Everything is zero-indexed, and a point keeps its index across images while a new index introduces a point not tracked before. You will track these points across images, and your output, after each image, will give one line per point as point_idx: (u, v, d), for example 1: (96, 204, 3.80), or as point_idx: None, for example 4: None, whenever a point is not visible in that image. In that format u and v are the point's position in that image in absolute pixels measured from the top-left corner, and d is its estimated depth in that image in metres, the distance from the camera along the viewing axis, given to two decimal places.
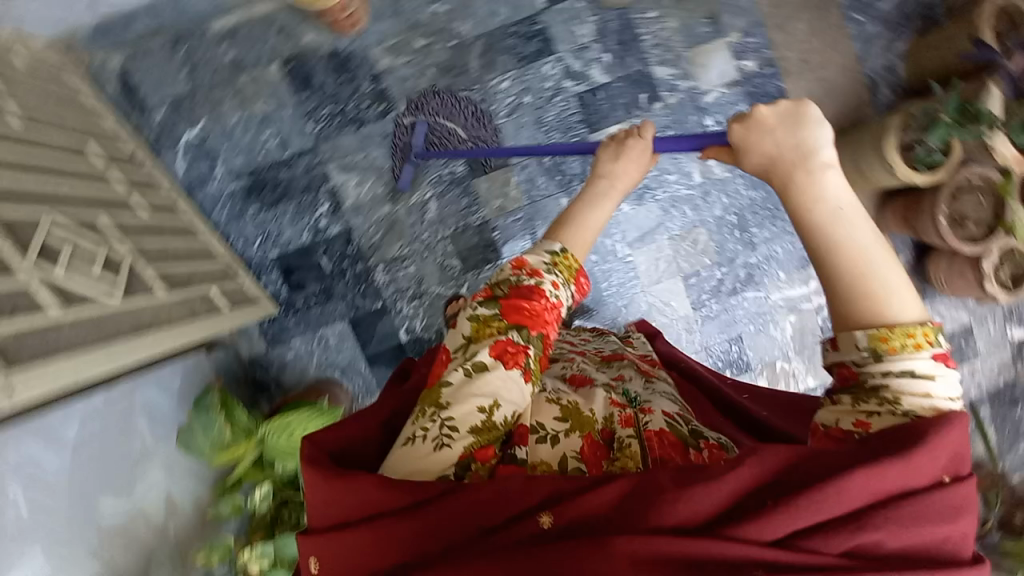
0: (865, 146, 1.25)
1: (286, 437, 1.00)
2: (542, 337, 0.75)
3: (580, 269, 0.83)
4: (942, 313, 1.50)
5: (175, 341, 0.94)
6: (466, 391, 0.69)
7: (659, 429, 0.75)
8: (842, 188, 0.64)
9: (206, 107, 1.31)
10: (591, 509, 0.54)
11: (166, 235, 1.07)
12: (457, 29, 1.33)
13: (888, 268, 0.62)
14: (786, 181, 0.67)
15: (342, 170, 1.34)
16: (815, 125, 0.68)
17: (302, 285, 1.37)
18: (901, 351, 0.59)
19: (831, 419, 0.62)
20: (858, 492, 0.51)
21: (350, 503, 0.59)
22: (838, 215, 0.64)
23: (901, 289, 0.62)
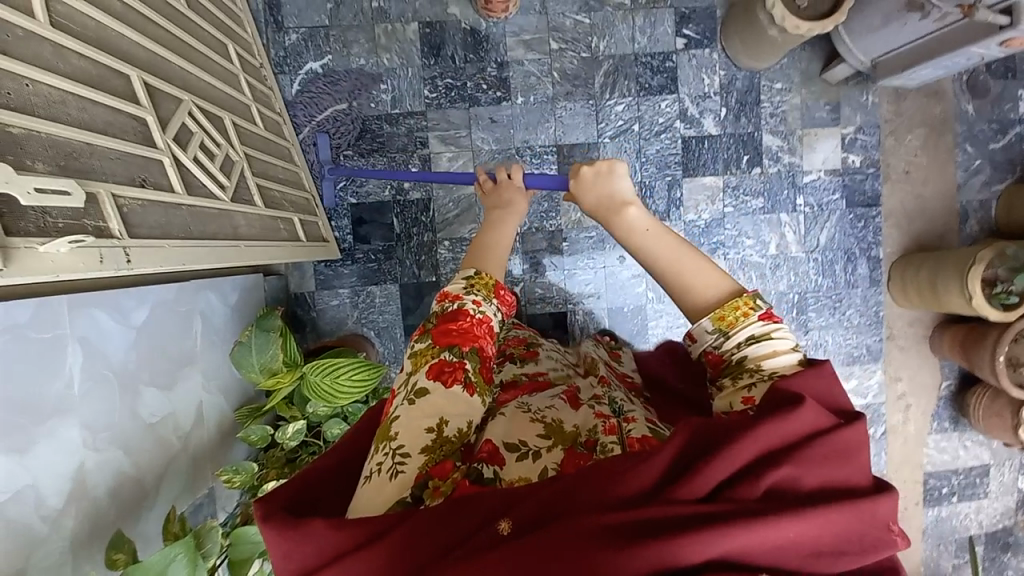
0: (948, 264, 1.26)
1: (331, 379, 0.96)
2: (475, 350, 0.76)
3: (497, 284, 0.85)
4: (970, 449, 1.48)
5: (260, 261, 0.94)
6: (411, 416, 0.69)
7: (641, 435, 0.69)
8: (642, 216, 0.79)
9: (337, 44, 1.32)
10: (546, 493, 0.52)
11: (272, 156, 1.10)
12: (592, 44, 1.35)
13: (697, 273, 0.77)
14: (608, 226, 0.81)
15: (440, 141, 1.35)
16: (620, 177, 0.81)
17: (367, 239, 1.37)
18: (736, 323, 0.72)
19: (725, 406, 0.68)
20: (757, 445, 0.53)
21: (304, 549, 0.54)
22: (648, 237, 0.79)
23: (704, 273, 0.77)
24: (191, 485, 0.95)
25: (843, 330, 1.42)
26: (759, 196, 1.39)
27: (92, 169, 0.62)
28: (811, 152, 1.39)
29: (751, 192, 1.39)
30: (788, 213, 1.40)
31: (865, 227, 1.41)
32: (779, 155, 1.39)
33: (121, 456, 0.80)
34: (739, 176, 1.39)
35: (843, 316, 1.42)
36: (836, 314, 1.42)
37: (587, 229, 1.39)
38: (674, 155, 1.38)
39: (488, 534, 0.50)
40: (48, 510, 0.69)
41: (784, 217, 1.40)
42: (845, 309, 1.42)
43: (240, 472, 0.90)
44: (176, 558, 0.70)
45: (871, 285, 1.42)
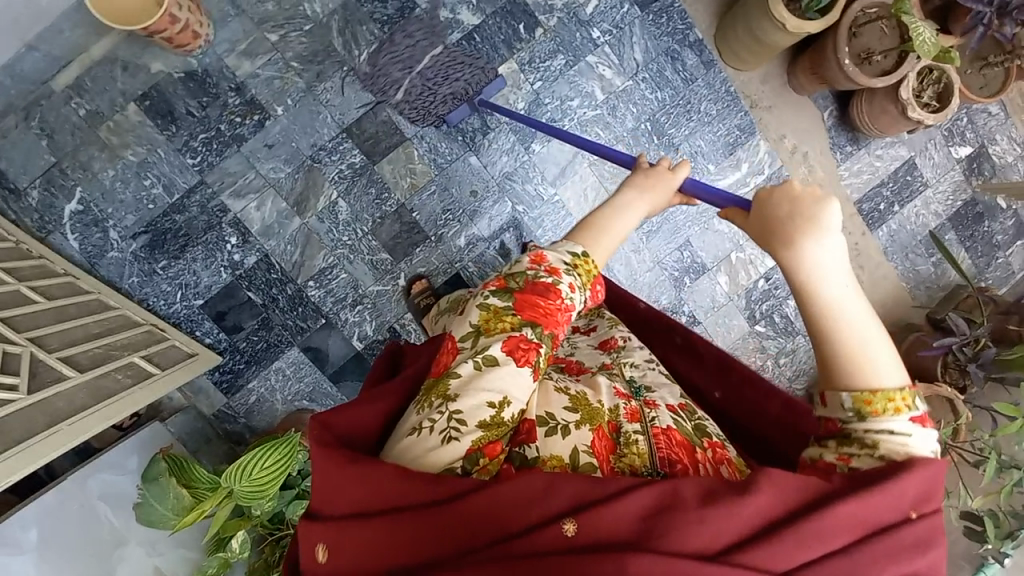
0: (751, 8, 1.20)
1: (247, 480, 0.92)
2: (552, 337, 0.73)
3: (597, 275, 0.80)
4: (884, 154, 1.44)
5: (103, 423, 0.93)
6: (476, 382, 0.66)
7: (665, 427, 0.71)
8: (833, 265, 0.62)
9: (79, 171, 1.21)
10: (611, 524, 0.52)
11: (71, 317, 1.03)
12: (308, 12, 1.22)
13: (879, 349, 0.60)
14: (780, 251, 0.64)
15: (236, 197, 1.25)
16: (826, 207, 0.64)
17: (239, 326, 1.31)
18: (880, 413, 0.59)
19: (817, 453, 0.63)
20: (843, 519, 0.52)
21: (360, 489, 0.58)
22: (831, 287, 0.61)
23: (889, 362, 0.60)
24: None
25: (709, 125, 1.36)
26: (557, 54, 1.30)
27: None
28: None
29: (547, 55, 1.30)
30: (593, 53, 1.31)
31: (670, 19, 1.32)
32: (551, 3, 1.29)
33: None
34: (526, 47, 1.29)
35: (701, 113, 1.35)
36: (693, 115, 1.35)
37: (426, 187, 1.32)
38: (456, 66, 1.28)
39: (544, 534, 0.52)
40: None
41: (592, 58, 1.31)
42: (698, 106, 1.35)
43: None
44: None
45: (708, 70, 1.35)
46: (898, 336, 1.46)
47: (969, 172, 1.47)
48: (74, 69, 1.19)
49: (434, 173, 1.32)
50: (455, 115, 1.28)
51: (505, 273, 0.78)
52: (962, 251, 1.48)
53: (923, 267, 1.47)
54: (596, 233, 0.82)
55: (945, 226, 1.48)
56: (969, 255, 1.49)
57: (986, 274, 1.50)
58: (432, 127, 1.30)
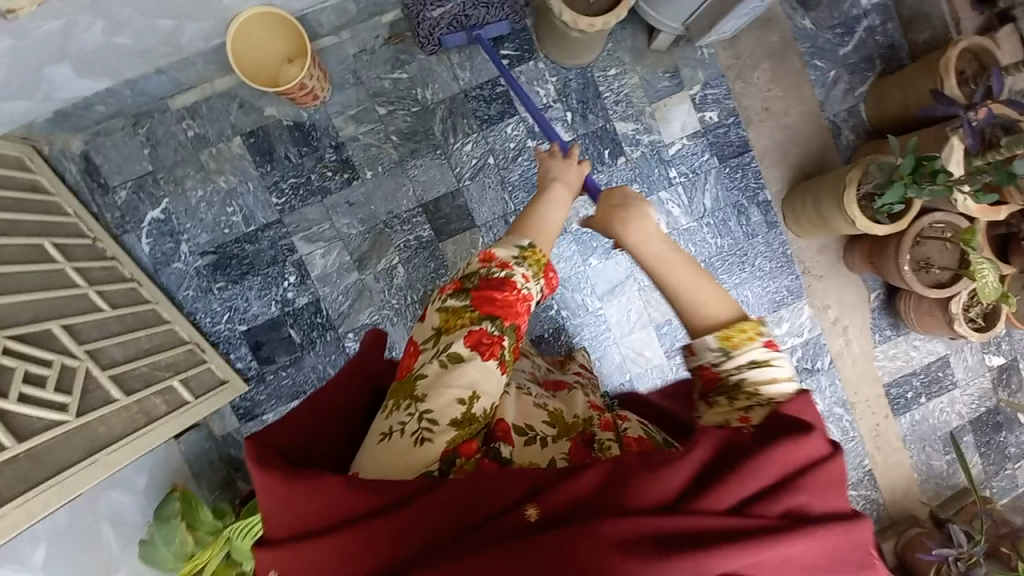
0: (826, 193, 1.27)
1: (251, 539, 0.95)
2: (513, 329, 0.76)
3: (547, 264, 0.83)
4: (920, 346, 1.47)
5: (132, 450, 0.98)
6: (443, 382, 0.71)
7: (638, 435, 0.78)
8: (654, 229, 0.82)
9: (170, 184, 1.29)
10: (572, 494, 0.56)
11: (129, 331, 1.09)
12: (419, 95, 1.32)
13: (704, 283, 0.78)
14: (626, 228, 0.83)
15: (306, 241, 1.32)
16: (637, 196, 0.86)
17: (272, 358, 1.35)
18: (740, 344, 0.72)
19: (721, 420, 0.71)
20: (773, 466, 0.57)
21: (314, 503, 0.60)
22: (664, 250, 0.80)
23: (714, 295, 0.77)
24: None
25: (760, 280, 1.41)
26: (633, 184, 1.37)
27: None
28: (667, 123, 1.37)
29: (624, 182, 1.37)
30: (666, 190, 1.38)
31: (745, 176, 1.40)
32: (638, 137, 1.37)
33: None
34: (607, 172, 1.36)
35: (754, 267, 1.41)
36: (746, 267, 1.41)
37: None
38: (538, 172, 1.36)
39: (510, 516, 0.55)
40: None
41: (664, 194, 1.39)
42: (753, 260, 1.41)
43: None
44: None
45: (770, 229, 1.41)
46: (898, 526, 1.45)
47: (998, 383, 1.49)
48: (195, 95, 1.29)
49: None
50: (451, 39, 1.23)
51: (461, 273, 0.79)
52: (977, 458, 1.48)
53: (937, 464, 1.48)
54: (540, 231, 0.87)
55: (966, 429, 1.49)
56: (984, 464, 1.49)
57: (997, 487, 1.50)
58: (501, 221, 1.37)
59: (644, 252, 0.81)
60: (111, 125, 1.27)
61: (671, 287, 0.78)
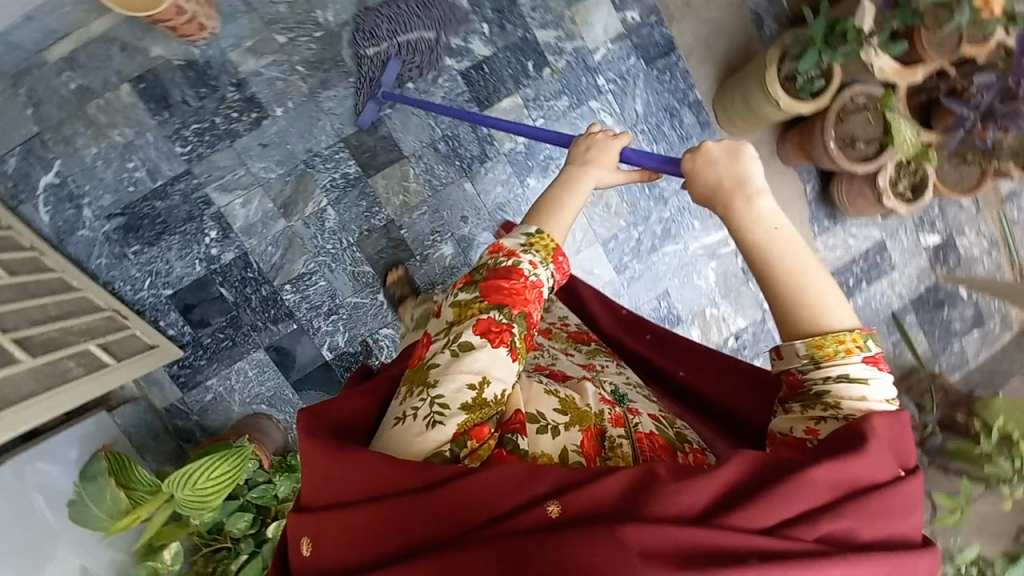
0: (748, 80, 1.25)
1: (191, 489, 0.90)
2: (524, 317, 0.75)
3: (556, 249, 0.80)
4: (857, 234, 1.51)
5: (47, 409, 0.92)
6: (454, 368, 0.69)
7: (648, 432, 0.74)
8: (769, 211, 0.70)
9: (58, 144, 1.18)
10: (595, 497, 0.53)
11: (31, 295, 1.01)
12: (320, 19, 1.23)
13: (818, 276, 0.68)
14: (727, 209, 0.72)
15: (222, 191, 1.24)
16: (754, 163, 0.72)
17: (206, 321, 1.28)
18: (835, 356, 0.65)
19: (786, 427, 0.68)
20: (820, 484, 0.53)
21: (350, 476, 0.59)
22: (773, 236, 0.69)
23: (833, 295, 0.68)
24: None
25: None
26: (562, 95, 1.33)
27: None
28: (588, 28, 1.32)
29: (552, 95, 1.33)
30: (597, 99, 1.34)
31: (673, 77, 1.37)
32: (561, 46, 1.32)
33: None
34: (532, 85, 1.32)
35: None
36: None
37: (417, 208, 1.33)
38: (462, 93, 1.30)
39: (530, 513, 0.53)
40: None
41: (594, 104, 1.34)
42: None
43: None
44: None
45: (704, 132, 1.39)
46: None
47: (935, 260, 1.54)
48: (69, 41, 1.16)
49: (428, 194, 1.33)
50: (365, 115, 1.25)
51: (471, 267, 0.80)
52: (923, 335, 1.55)
53: (884, 344, 1.54)
54: (552, 212, 0.84)
55: (908, 308, 1.54)
56: (930, 340, 1.56)
57: (945, 361, 1.57)
58: (430, 148, 1.32)
59: (750, 238, 0.69)
60: None
61: (775, 280, 0.68)
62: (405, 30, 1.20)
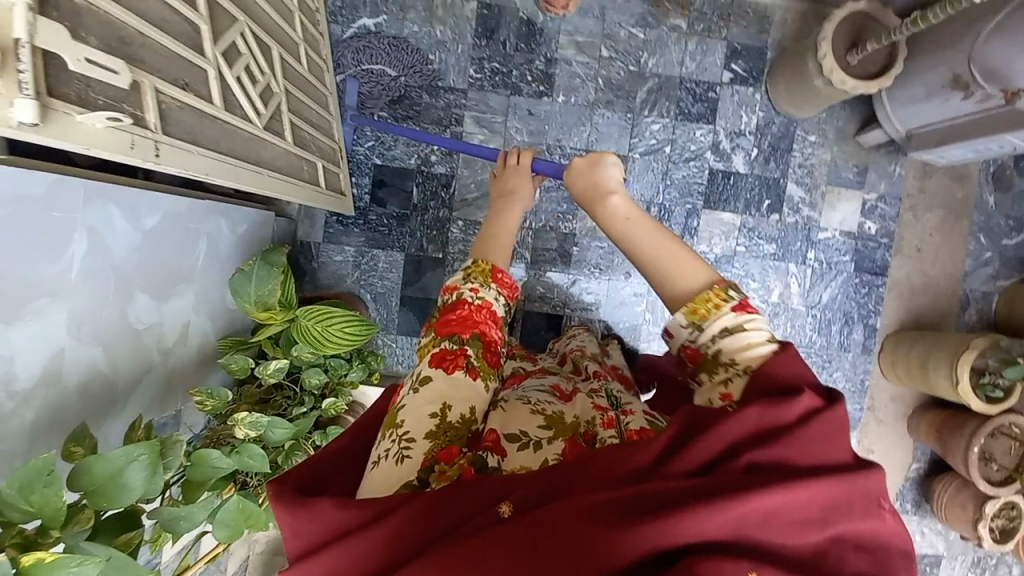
0: (941, 346, 1.28)
1: (321, 326, 0.97)
2: (475, 336, 0.80)
3: (494, 268, 0.88)
4: (926, 531, 1.48)
5: (283, 191, 0.96)
6: (415, 403, 0.74)
7: (639, 429, 0.73)
8: (623, 203, 0.80)
9: (396, 6, 1.34)
10: (537, 473, 0.56)
11: (310, 96, 1.11)
12: (642, 59, 1.37)
13: (651, 252, 0.76)
14: (593, 213, 0.82)
15: (475, 122, 1.36)
16: (612, 167, 0.83)
17: (383, 203, 1.37)
18: (709, 316, 0.70)
19: (706, 401, 0.69)
20: (743, 426, 0.58)
21: (316, 518, 0.58)
22: (629, 224, 0.78)
23: (679, 262, 0.75)
24: (163, 399, 0.92)
25: None
26: (771, 242, 1.41)
27: (141, 59, 0.60)
28: (829, 209, 1.41)
29: (764, 237, 1.41)
30: (796, 265, 1.42)
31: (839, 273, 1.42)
32: (800, 206, 1.41)
33: (98, 355, 0.75)
34: (756, 218, 1.40)
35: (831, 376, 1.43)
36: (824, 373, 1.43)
37: (600, 239, 1.41)
38: (699, 184, 1.40)
39: (492, 507, 0.54)
40: (16, 390, 0.65)
41: (792, 267, 1.42)
42: (834, 371, 1.44)
43: (213, 397, 0.88)
44: (138, 457, 0.62)
45: (862, 352, 1.44)
46: None
47: None
48: None
49: None
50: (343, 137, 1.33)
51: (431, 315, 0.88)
52: None
53: None
54: (486, 246, 0.92)
55: None
56: None
57: None
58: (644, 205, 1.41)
59: (619, 232, 0.78)
60: None
61: (648, 274, 0.76)
62: (370, 61, 1.31)
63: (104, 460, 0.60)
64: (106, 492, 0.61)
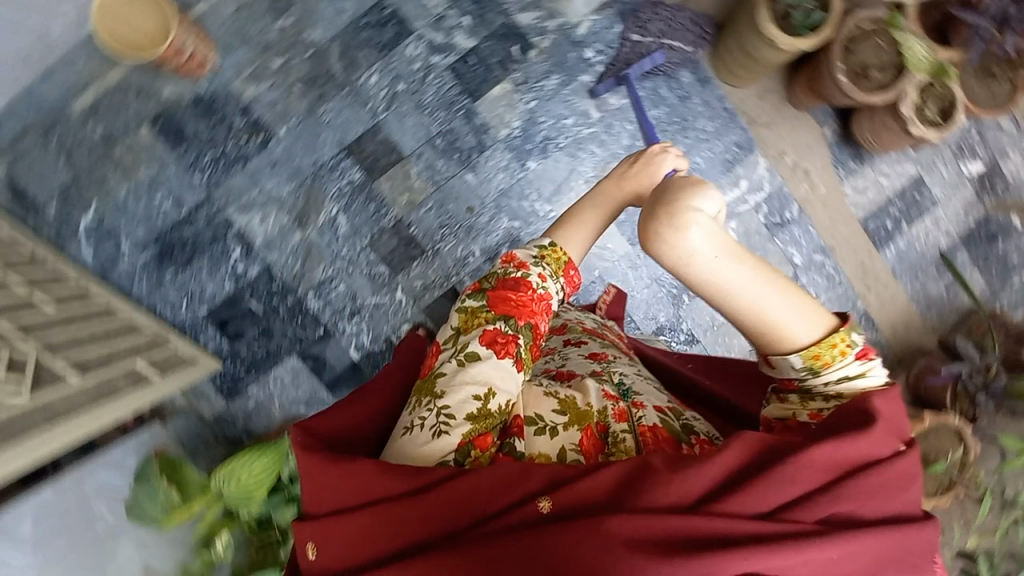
0: (741, 24, 1.20)
1: (236, 483, 0.99)
2: (529, 326, 0.84)
3: (567, 262, 0.90)
4: (886, 173, 1.39)
5: (99, 420, 0.98)
6: (460, 379, 0.77)
7: (651, 426, 0.79)
8: (707, 241, 0.59)
9: (93, 188, 1.31)
10: (589, 492, 0.58)
11: (79, 324, 1.10)
12: (309, 38, 1.31)
13: (767, 299, 0.62)
14: (653, 234, 0.60)
15: (241, 211, 1.34)
16: (694, 190, 0.62)
17: (241, 334, 1.37)
18: (832, 361, 0.66)
19: (784, 414, 0.71)
20: (818, 466, 0.57)
21: (346, 485, 0.63)
22: (717, 271, 0.60)
23: (799, 314, 0.64)
24: None
25: (710, 142, 1.36)
26: (551, 72, 1.34)
27: None
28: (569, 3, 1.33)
29: (541, 75, 1.33)
30: (587, 73, 1.34)
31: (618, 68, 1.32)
32: (544, 25, 1.33)
33: None
34: (521, 68, 1.33)
35: (697, 130, 1.35)
36: (689, 132, 1.35)
37: (423, 204, 1.37)
38: (452, 87, 1.32)
39: (522, 510, 0.58)
40: None
41: (586, 78, 1.34)
42: (695, 124, 1.35)
43: None
44: None
45: (702, 88, 1.35)
46: (905, 360, 1.39)
47: (980, 189, 1.39)
48: (90, 93, 1.29)
49: (432, 188, 1.36)
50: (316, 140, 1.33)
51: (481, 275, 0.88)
52: (978, 273, 1.40)
53: (933, 289, 1.41)
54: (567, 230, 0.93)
55: (957, 246, 1.40)
56: (987, 279, 1.41)
57: (1008, 300, 1.42)
58: (428, 146, 1.35)
59: (704, 284, 0.61)
60: (24, 143, 1.29)
61: (748, 323, 0.64)
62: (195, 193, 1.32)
63: None
64: None
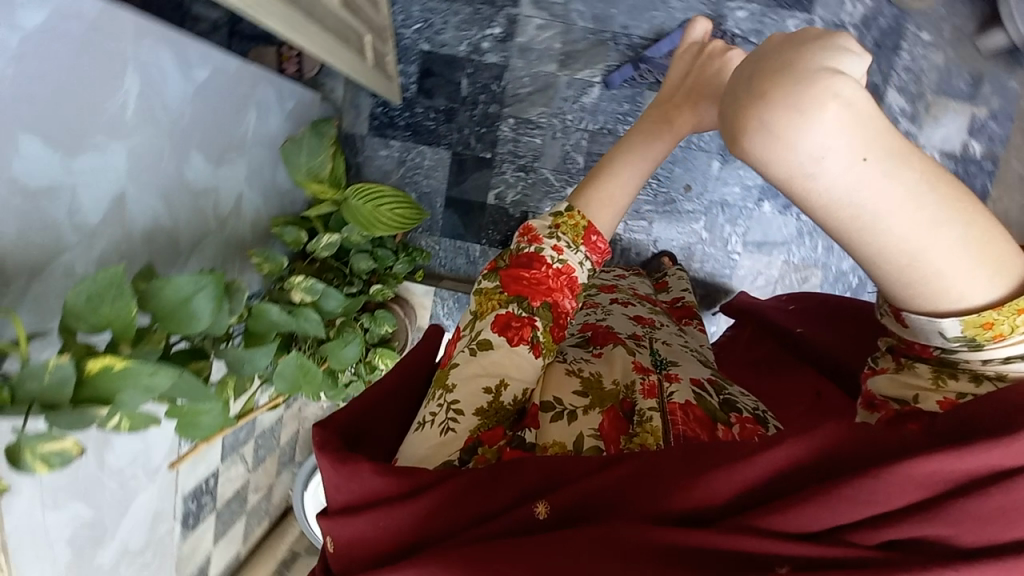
0: None
1: (370, 206, 0.95)
2: (547, 307, 0.71)
3: (588, 227, 0.74)
4: None
5: (322, 51, 0.88)
6: (469, 370, 0.66)
7: (683, 402, 0.65)
8: (844, 133, 0.38)
9: None
10: (591, 486, 0.47)
11: None
12: None
13: (920, 236, 0.41)
14: (764, 123, 0.39)
15: (533, 4, 1.24)
16: (828, 51, 0.40)
17: (431, 94, 1.30)
18: (1009, 333, 0.45)
19: (908, 394, 0.54)
20: (920, 481, 0.40)
21: (347, 484, 0.52)
22: (865, 192, 0.39)
23: (966, 265, 0.43)
24: (227, 259, 0.94)
25: None
26: None
27: None
28: (931, 125, 1.25)
29: None
30: None
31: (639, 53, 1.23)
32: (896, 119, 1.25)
33: (159, 206, 0.76)
34: None
35: None
36: None
37: None
38: None
39: (512, 515, 0.47)
40: (81, 223, 0.65)
41: None
42: None
43: (269, 261, 0.87)
44: (206, 287, 0.59)
45: None
46: None
47: None
48: None
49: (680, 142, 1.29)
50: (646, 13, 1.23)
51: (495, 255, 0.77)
52: None
53: None
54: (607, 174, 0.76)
55: None
56: None
57: None
58: None
59: (845, 219, 0.41)
60: None
61: (885, 272, 0.43)
62: None
63: (172, 285, 0.57)
64: (175, 320, 0.58)
